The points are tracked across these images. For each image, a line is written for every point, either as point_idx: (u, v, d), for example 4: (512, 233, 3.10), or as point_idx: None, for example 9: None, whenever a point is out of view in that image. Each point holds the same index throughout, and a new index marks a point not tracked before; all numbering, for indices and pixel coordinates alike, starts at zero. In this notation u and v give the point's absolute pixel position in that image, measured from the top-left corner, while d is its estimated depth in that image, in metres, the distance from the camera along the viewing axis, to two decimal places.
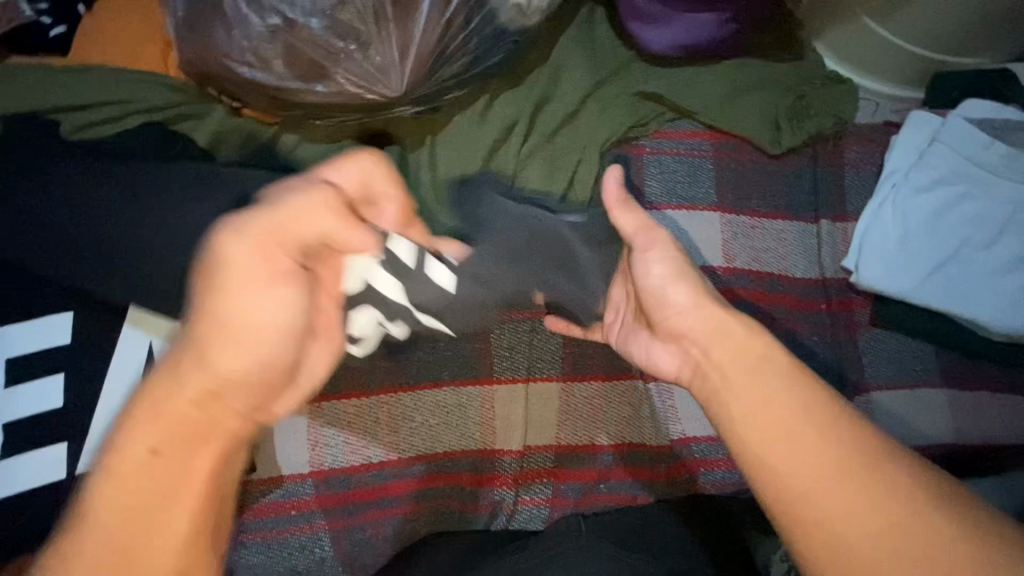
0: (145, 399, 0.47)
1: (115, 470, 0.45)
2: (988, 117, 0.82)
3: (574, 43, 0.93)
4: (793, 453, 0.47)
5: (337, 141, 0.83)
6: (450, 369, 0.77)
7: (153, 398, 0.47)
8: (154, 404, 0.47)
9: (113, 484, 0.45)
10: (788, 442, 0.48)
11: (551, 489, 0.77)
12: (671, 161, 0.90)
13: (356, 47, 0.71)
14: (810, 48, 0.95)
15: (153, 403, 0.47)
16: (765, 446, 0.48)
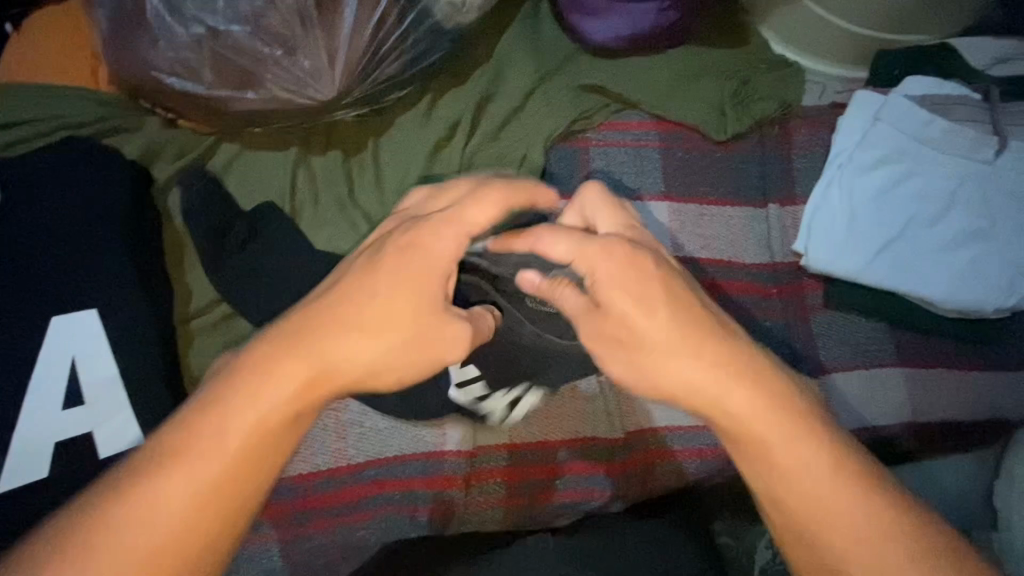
0: (277, 350, 0.49)
1: (227, 420, 0.47)
2: (928, 93, 0.82)
3: (516, 40, 0.93)
4: (835, 526, 0.49)
5: (279, 147, 0.82)
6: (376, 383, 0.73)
7: (296, 358, 0.49)
8: (280, 358, 0.49)
9: (222, 422, 0.47)
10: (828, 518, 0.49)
11: (506, 488, 0.76)
12: (618, 153, 0.90)
13: (283, 52, 0.71)
14: (754, 33, 0.94)
15: (284, 354, 0.49)
16: (812, 529, 0.50)
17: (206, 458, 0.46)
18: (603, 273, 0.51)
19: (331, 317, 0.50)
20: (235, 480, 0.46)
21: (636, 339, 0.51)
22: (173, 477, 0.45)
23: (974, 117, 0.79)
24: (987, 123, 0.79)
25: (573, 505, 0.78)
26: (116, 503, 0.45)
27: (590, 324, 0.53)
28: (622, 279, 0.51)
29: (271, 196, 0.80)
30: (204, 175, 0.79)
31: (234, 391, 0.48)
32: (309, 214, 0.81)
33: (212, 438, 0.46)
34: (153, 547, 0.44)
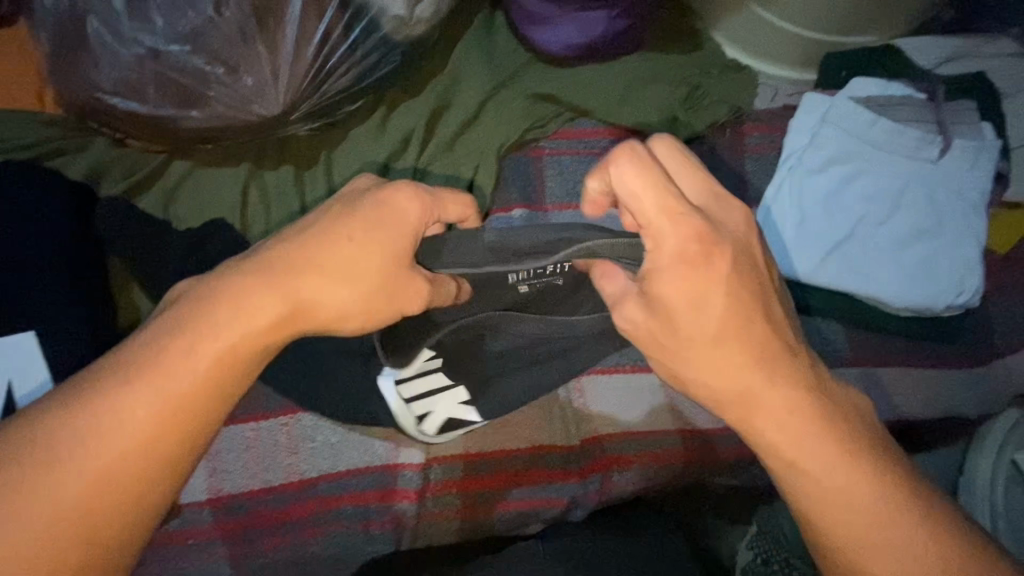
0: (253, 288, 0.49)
1: (190, 345, 0.46)
2: (873, 95, 0.82)
3: (470, 49, 0.93)
4: (855, 515, 0.48)
5: (231, 164, 0.83)
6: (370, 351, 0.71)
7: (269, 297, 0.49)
8: (251, 288, 0.49)
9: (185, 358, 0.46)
10: (849, 507, 0.48)
11: (462, 499, 0.76)
12: (570, 162, 0.91)
13: (224, 70, 0.71)
14: (707, 38, 0.95)
15: (254, 283, 0.49)
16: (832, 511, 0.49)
17: (169, 382, 0.45)
18: (664, 271, 0.48)
19: (305, 254, 0.51)
20: (196, 405, 0.46)
21: (672, 327, 0.50)
22: (134, 399, 0.44)
23: (918, 117, 0.80)
24: (931, 123, 0.80)
25: (528, 514, 0.78)
26: (72, 417, 0.43)
27: (637, 313, 0.51)
28: (684, 271, 0.48)
29: (223, 215, 0.81)
30: (154, 194, 0.79)
31: (212, 316, 0.47)
32: (262, 230, 0.82)
33: (179, 362, 0.46)
34: (105, 467, 0.43)
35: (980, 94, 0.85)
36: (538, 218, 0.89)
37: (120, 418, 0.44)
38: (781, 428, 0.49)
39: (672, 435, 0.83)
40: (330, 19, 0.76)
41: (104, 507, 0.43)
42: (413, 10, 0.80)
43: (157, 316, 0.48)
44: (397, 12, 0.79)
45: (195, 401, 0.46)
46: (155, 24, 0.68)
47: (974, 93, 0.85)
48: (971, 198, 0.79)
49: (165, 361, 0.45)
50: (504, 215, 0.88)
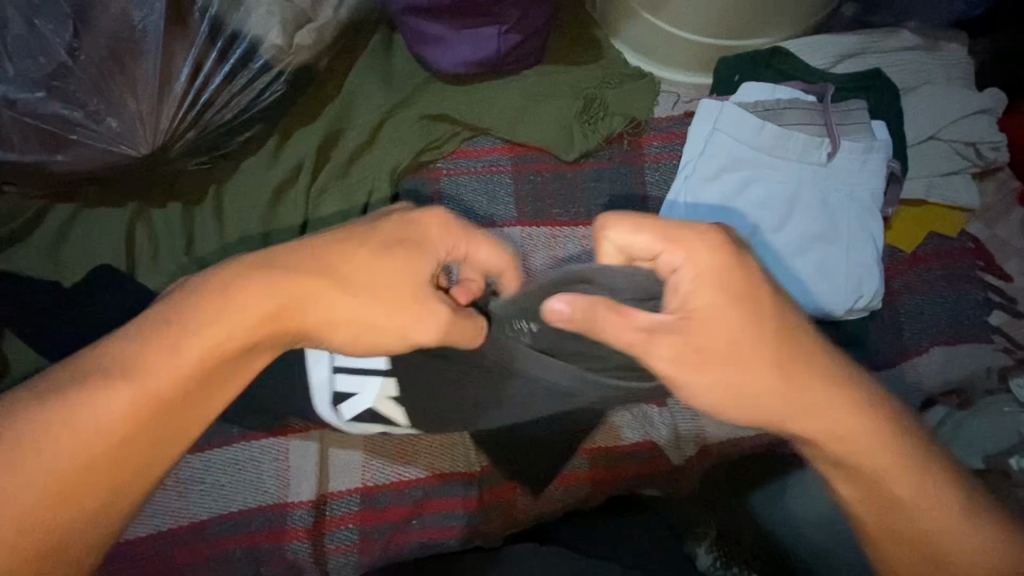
0: (245, 284, 0.47)
1: (178, 337, 0.44)
2: (761, 100, 0.81)
3: (367, 70, 0.91)
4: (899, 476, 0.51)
5: (118, 204, 0.81)
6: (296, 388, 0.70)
7: (258, 293, 0.47)
8: (247, 290, 0.47)
9: (167, 350, 0.44)
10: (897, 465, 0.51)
11: (359, 534, 0.75)
12: (466, 181, 0.91)
13: (87, 115, 0.71)
14: (608, 46, 0.94)
15: (251, 280, 0.47)
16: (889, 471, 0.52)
17: (155, 382, 0.43)
18: (709, 277, 0.48)
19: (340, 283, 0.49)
20: (183, 399, 0.44)
21: (739, 341, 0.48)
22: (116, 396, 0.42)
23: (807, 120, 0.79)
24: (820, 125, 0.79)
25: (429, 545, 0.76)
26: (51, 411, 0.41)
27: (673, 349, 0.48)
28: (711, 282, 0.48)
29: (104, 258, 0.80)
30: (39, 241, 0.79)
31: (196, 314, 0.45)
32: (149, 270, 0.81)
33: (165, 357, 0.44)
34: (75, 462, 0.41)
35: (877, 93, 0.83)
36: None
37: (94, 414, 0.42)
38: (816, 414, 0.50)
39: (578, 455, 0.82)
40: (198, 51, 0.75)
41: (79, 506, 0.41)
42: (291, 39, 0.80)
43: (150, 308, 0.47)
44: (274, 42, 0.79)
45: (172, 400, 0.44)
46: (10, 71, 0.68)
47: (870, 91, 0.83)
48: (863, 200, 0.78)
49: (152, 359, 0.43)
50: None
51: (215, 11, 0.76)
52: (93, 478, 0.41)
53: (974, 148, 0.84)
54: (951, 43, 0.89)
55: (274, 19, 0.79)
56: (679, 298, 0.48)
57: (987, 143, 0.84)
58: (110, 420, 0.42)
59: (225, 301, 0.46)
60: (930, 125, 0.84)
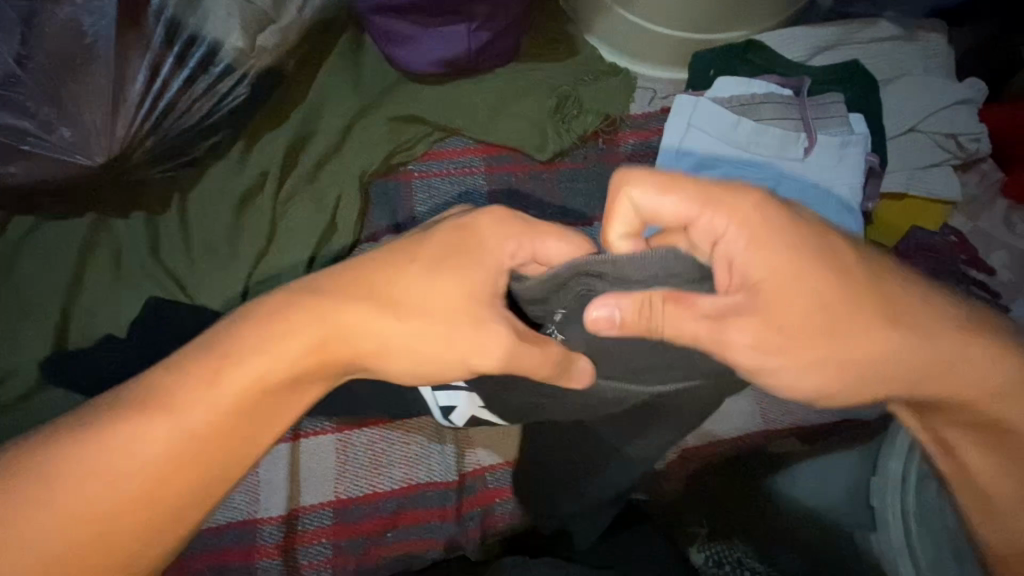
0: (290, 309, 0.46)
1: (216, 373, 0.43)
2: (735, 95, 0.79)
3: (335, 72, 0.88)
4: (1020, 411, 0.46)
5: (77, 214, 0.79)
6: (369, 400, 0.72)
7: (303, 319, 0.45)
8: (291, 319, 0.45)
9: (210, 388, 0.43)
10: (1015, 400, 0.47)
11: (333, 548, 0.73)
12: (439, 183, 0.88)
13: (38, 125, 0.69)
14: (581, 43, 0.93)
15: (296, 306, 0.46)
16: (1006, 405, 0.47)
17: (198, 416, 0.42)
18: (751, 228, 0.45)
19: (417, 286, 0.48)
20: (229, 435, 0.43)
21: (818, 294, 0.45)
22: (153, 432, 0.41)
23: (781, 115, 0.77)
24: (796, 120, 0.77)
25: (406, 557, 0.75)
26: (89, 451, 0.40)
27: (747, 328, 0.45)
28: (762, 246, 0.45)
29: (61, 270, 0.77)
30: None
31: (236, 348, 0.44)
32: (109, 282, 0.78)
33: (204, 392, 0.42)
34: (120, 501, 0.40)
35: (853, 84, 0.81)
36: None
37: (134, 452, 0.40)
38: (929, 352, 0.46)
39: None
40: (155, 56, 0.73)
41: (126, 547, 0.40)
42: (253, 42, 0.79)
43: (194, 339, 0.45)
44: (235, 44, 0.78)
45: (219, 436, 0.42)
46: None
47: (847, 83, 0.81)
48: (841, 195, 0.75)
49: (186, 393, 0.42)
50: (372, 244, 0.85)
51: (172, 13, 0.74)
52: (137, 518, 0.40)
53: (954, 140, 0.82)
54: (931, 32, 0.87)
55: (233, 21, 0.77)
56: (736, 275, 0.45)
57: (966, 134, 0.82)
58: (152, 460, 0.41)
59: (274, 329, 0.45)
60: (908, 116, 0.83)
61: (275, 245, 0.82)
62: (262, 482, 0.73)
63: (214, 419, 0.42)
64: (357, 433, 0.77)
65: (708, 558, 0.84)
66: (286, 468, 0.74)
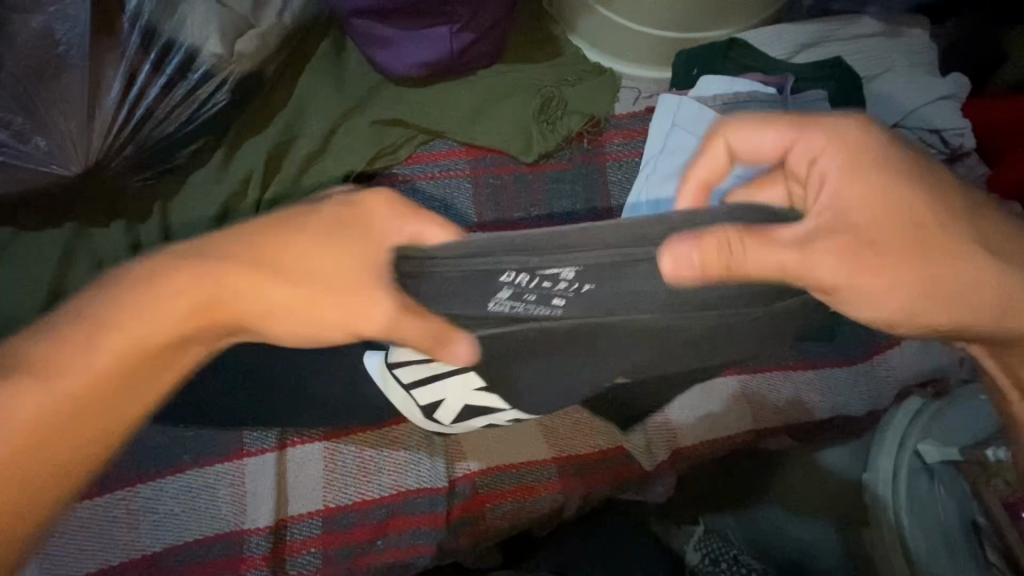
0: (170, 271, 0.46)
1: (91, 336, 0.44)
2: (718, 94, 0.79)
3: (316, 76, 0.88)
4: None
5: (56, 224, 0.78)
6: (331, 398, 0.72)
7: (176, 284, 0.45)
8: (169, 280, 0.45)
9: (85, 350, 0.44)
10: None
11: (322, 558, 0.73)
12: (424, 187, 0.87)
13: (11, 135, 0.67)
14: (565, 43, 0.92)
15: (176, 267, 0.46)
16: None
17: (76, 371, 0.43)
18: (841, 159, 0.48)
19: (300, 257, 0.47)
20: (103, 398, 0.44)
21: (901, 222, 0.47)
22: (27, 393, 0.42)
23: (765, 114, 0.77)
24: None
25: (398, 564, 0.74)
26: None
27: (831, 257, 0.44)
28: (857, 176, 0.47)
29: (41, 281, 0.76)
30: None
31: (116, 310, 0.45)
32: None
33: (77, 355, 0.43)
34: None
35: (838, 81, 0.81)
36: None
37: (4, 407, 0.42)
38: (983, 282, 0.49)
39: (547, 465, 0.79)
40: (130, 63, 0.72)
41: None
42: (232, 47, 0.77)
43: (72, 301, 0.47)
44: (213, 50, 0.75)
45: (96, 398, 0.44)
46: None
47: (833, 77, 0.81)
48: None
49: (62, 356, 0.44)
50: None
51: (148, 18, 0.73)
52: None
53: (939, 135, 0.82)
54: (912, 28, 0.87)
55: (212, 26, 0.75)
56: (828, 199, 0.47)
57: (951, 130, 0.82)
58: (31, 420, 0.42)
59: (145, 294, 0.45)
60: (893, 112, 0.82)
61: None
62: (242, 491, 0.72)
63: (85, 384, 0.43)
64: (346, 440, 0.76)
65: (705, 555, 0.88)
66: (278, 472, 0.74)
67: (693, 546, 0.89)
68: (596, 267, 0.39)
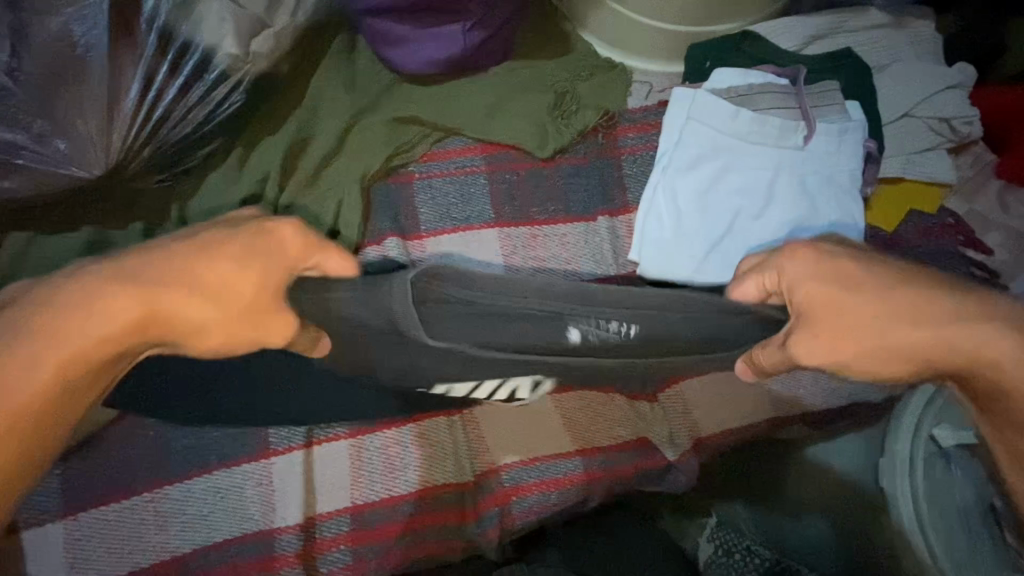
0: (74, 295, 0.44)
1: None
2: (733, 86, 0.80)
3: (329, 77, 0.88)
4: None
5: (72, 227, 0.77)
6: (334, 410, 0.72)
7: (90, 308, 0.44)
8: (79, 307, 0.44)
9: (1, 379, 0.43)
10: None
11: (351, 555, 0.73)
12: (441, 184, 0.87)
13: (29, 136, 0.67)
14: (576, 39, 0.93)
15: (81, 289, 0.45)
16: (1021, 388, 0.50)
17: (6, 394, 0.43)
18: (801, 269, 0.52)
19: (212, 280, 0.46)
20: (25, 422, 0.44)
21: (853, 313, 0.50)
22: None
23: (780, 104, 0.78)
24: (793, 108, 0.77)
25: (426, 559, 0.76)
26: None
27: (809, 348, 0.50)
28: (822, 280, 0.51)
29: None
30: None
31: (20, 335, 0.44)
32: None
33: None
34: None
35: (847, 72, 0.82)
36: (413, 247, 0.84)
37: None
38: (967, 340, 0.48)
39: (572, 458, 0.80)
40: (148, 65, 0.71)
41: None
42: (247, 46, 0.77)
43: None
44: (229, 50, 0.76)
45: (24, 423, 0.44)
46: None
47: (841, 72, 0.82)
48: (842, 182, 0.77)
49: None
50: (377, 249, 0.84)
51: (164, 20, 0.72)
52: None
53: (947, 124, 0.84)
54: (919, 20, 0.88)
55: (227, 26, 0.75)
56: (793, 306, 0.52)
57: (960, 117, 0.83)
58: None
59: (55, 319, 0.44)
60: (904, 102, 0.84)
61: None
62: (267, 490, 0.72)
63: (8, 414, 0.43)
64: (372, 437, 0.76)
65: (718, 545, 0.88)
66: (303, 472, 0.74)
67: (705, 540, 0.89)
68: (646, 314, 0.50)
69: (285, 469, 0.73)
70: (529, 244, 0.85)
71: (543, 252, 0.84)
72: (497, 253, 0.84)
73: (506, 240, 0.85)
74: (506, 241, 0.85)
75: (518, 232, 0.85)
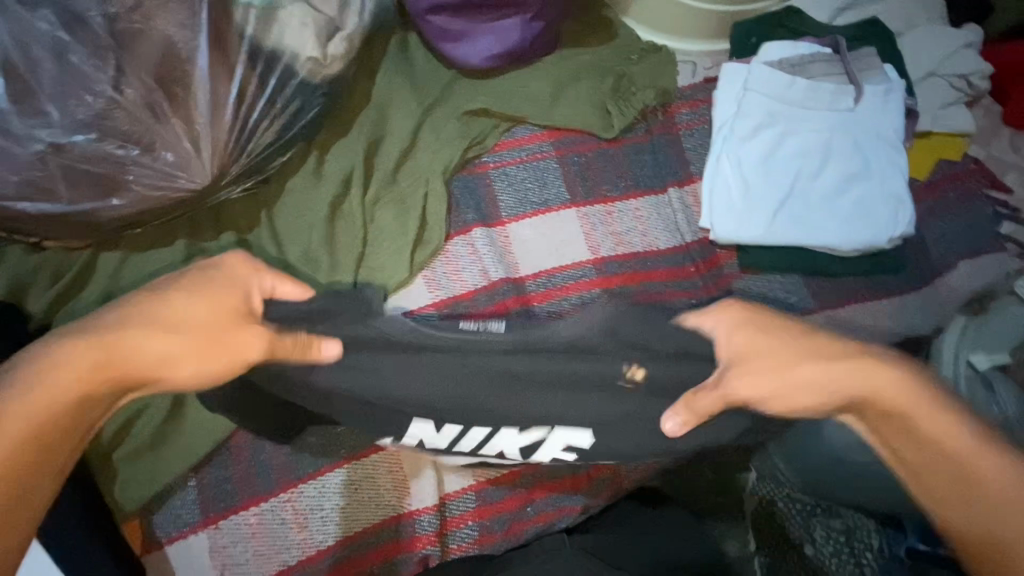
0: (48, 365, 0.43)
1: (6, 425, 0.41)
2: (784, 57, 0.88)
3: (392, 77, 0.90)
4: (952, 467, 0.47)
5: (166, 242, 0.78)
6: (318, 436, 0.74)
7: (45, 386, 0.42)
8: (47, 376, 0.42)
9: None
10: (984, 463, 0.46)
11: (479, 529, 0.77)
12: (516, 172, 0.91)
13: (139, 150, 0.67)
14: (620, 25, 0.97)
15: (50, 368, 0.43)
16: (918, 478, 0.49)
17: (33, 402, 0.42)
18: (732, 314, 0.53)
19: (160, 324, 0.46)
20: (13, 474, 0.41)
21: (779, 350, 0.51)
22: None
23: (829, 71, 0.87)
24: (841, 74, 0.86)
25: (548, 528, 0.79)
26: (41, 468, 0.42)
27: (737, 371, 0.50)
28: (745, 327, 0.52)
29: None
30: (91, 292, 0.75)
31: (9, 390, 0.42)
32: None
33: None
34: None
35: (878, 39, 0.91)
36: (499, 234, 0.88)
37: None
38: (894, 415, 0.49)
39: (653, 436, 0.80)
40: (241, 74, 0.72)
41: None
42: (325, 50, 0.76)
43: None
44: (311, 54, 0.75)
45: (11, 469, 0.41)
46: (52, 116, 0.64)
47: (872, 40, 0.91)
48: (889, 138, 0.86)
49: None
50: (464, 239, 0.87)
51: (252, 32, 0.72)
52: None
53: (965, 80, 0.93)
54: None
55: (309, 30, 0.75)
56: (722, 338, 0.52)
57: (976, 74, 0.93)
58: None
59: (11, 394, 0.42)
60: (926, 63, 0.93)
61: (370, 251, 0.84)
62: (397, 476, 0.76)
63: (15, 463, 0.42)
64: None
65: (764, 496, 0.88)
66: (430, 456, 0.77)
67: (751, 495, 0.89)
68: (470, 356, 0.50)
69: (412, 457, 0.76)
70: (607, 222, 0.90)
71: (622, 231, 0.89)
72: (578, 229, 0.89)
73: (586, 221, 0.90)
74: (585, 221, 0.90)
75: (595, 213, 0.90)
